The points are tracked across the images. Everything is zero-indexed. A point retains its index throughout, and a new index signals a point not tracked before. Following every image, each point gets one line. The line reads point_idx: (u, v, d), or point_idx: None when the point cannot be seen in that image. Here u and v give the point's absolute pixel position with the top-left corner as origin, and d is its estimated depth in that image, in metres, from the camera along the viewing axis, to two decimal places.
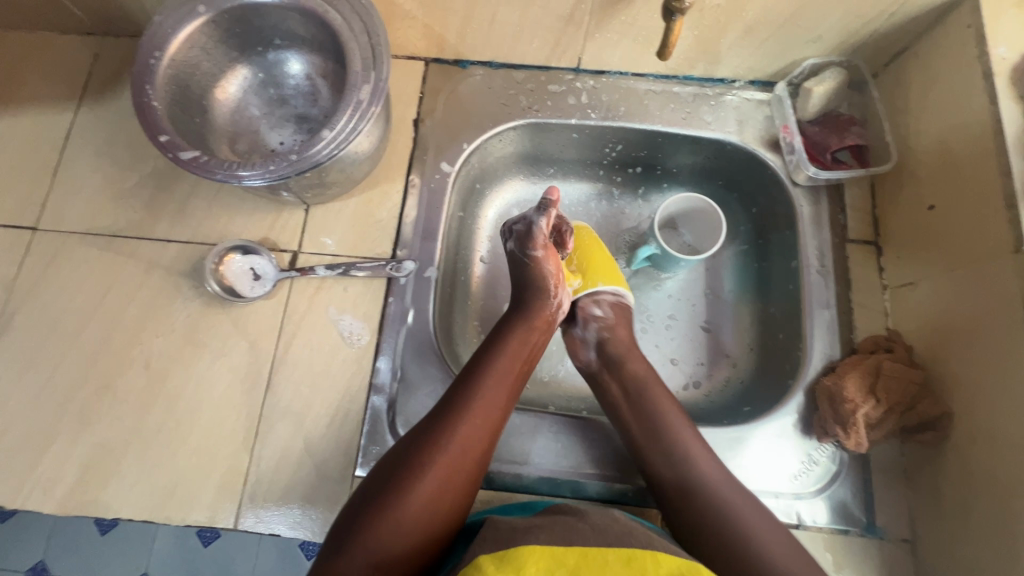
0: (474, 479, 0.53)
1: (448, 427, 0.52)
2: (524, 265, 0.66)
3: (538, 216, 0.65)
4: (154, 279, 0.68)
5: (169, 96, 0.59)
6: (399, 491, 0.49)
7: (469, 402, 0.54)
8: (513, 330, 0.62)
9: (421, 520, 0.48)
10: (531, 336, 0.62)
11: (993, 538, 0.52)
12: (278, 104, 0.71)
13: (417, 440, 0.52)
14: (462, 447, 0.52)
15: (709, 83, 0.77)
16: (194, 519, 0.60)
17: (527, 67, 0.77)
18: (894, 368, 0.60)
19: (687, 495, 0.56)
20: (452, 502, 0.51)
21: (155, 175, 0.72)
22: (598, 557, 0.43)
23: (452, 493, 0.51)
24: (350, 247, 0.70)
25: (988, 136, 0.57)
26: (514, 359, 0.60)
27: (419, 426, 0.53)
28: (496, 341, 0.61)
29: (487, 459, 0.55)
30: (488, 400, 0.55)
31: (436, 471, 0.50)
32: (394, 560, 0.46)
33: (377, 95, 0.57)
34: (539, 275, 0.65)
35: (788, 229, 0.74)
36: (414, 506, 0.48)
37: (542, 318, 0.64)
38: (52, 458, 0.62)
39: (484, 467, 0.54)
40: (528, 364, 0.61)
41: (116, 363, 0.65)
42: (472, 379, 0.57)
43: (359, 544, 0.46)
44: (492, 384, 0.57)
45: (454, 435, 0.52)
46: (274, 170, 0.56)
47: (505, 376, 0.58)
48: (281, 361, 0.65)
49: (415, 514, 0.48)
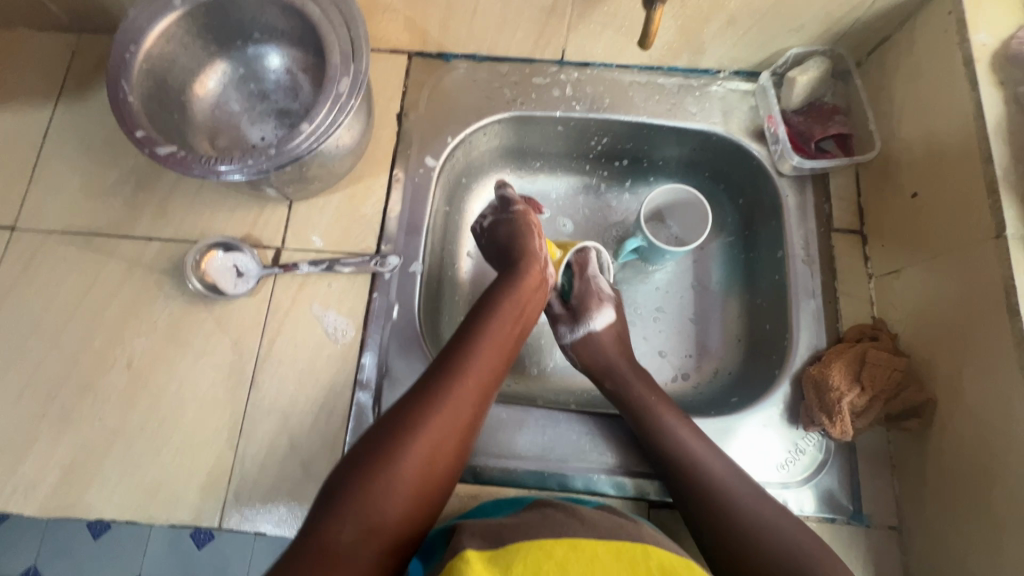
0: (466, 446, 0.52)
1: (441, 389, 0.52)
2: (519, 222, 0.68)
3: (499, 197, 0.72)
4: (135, 277, 0.67)
5: (146, 91, 0.58)
6: (393, 454, 0.47)
7: (464, 365, 0.54)
8: (502, 294, 0.61)
9: (414, 485, 0.47)
10: (520, 299, 0.61)
11: (979, 522, 0.52)
12: (258, 99, 0.70)
13: (412, 403, 0.50)
14: (459, 411, 0.51)
15: (694, 74, 0.76)
16: (178, 518, 0.60)
17: (512, 60, 0.76)
18: (879, 356, 0.60)
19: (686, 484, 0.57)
20: (445, 467, 0.50)
21: (135, 173, 0.71)
22: (589, 550, 0.42)
23: (445, 457, 0.50)
24: (334, 243, 0.69)
25: (969, 122, 0.57)
26: (508, 323, 0.59)
27: (412, 388, 0.52)
28: (488, 304, 0.60)
29: (478, 425, 0.54)
30: (485, 362, 0.55)
31: (431, 435, 0.49)
32: (385, 527, 0.45)
33: (357, 88, 0.57)
34: (522, 232, 0.67)
35: (774, 219, 0.74)
36: (408, 470, 0.47)
37: (531, 278, 0.63)
38: (34, 460, 0.61)
39: (474, 431, 0.53)
40: (520, 327, 0.61)
41: (98, 363, 0.64)
42: (466, 344, 0.56)
43: (349, 508, 0.44)
44: (487, 348, 0.56)
45: (451, 397, 0.51)
46: (253, 165, 0.55)
47: (501, 341, 0.58)
48: (265, 358, 0.65)
49: (409, 479, 0.47)
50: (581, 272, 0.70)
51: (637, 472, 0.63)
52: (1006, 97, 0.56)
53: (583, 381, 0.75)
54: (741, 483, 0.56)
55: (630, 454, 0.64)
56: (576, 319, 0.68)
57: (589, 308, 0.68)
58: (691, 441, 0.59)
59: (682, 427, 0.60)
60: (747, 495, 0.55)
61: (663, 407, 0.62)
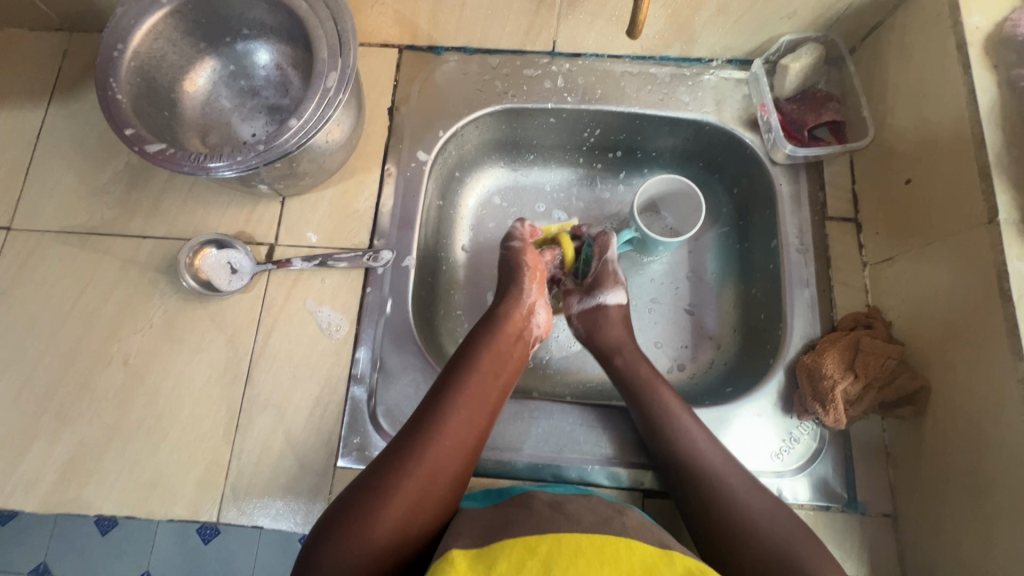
0: (453, 494, 0.53)
1: (420, 443, 0.53)
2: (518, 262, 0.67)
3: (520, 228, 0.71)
4: (130, 275, 0.68)
5: (135, 89, 0.58)
6: (370, 514, 0.48)
7: (442, 420, 0.55)
8: (483, 342, 0.62)
9: (391, 540, 0.48)
10: (501, 348, 0.62)
11: (970, 507, 0.53)
12: (249, 96, 0.70)
13: (390, 465, 0.52)
14: (436, 470, 0.52)
15: (686, 63, 0.76)
16: (176, 513, 0.60)
17: (502, 52, 0.76)
18: (873, 344, 0.60)
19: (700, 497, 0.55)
20: (428, 520, 0.51)
21: (128, 172, 0.71)
22: (573, 543, 0.42)
23: (429, 508, 0.51)
24: (327, 239, 0.69)
25: (962, 106, 0.56)
26: (489, 375, 0.59)
27: (395, 445, 0.54)
28: (469, 356, 0.60)
29: (463, 478, 0.55)
30: (466, 418, 0.56)
31: (408, 492, 0.50)
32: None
33: (344, 82, 0.57)
34: (516, 272, 0.67)
35: (768, 208, 0.73)
36: (385, 527, 0.48)
37: (513, 326, 0.64)
38: (34, 458, 0.62)
39: (461, 481, 0.54)
40: (505, 378, 0.61)
41: (95, 361, 0.65)
42: (446, 395, 0.57)
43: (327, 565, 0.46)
44: (466, 401, 0.57)
45: (428, 454, 0.53)
46: (242, 161, 0.55)
47: (486, 390, 0.59)
48: (260, 354, 0.65)
49: (387, 534, 0.48)
50: (602, 254, 0.70)
51: (631, 463, 0.63)
52: (1000, 80, 0.55)
53: (578, 373, 0.75)
54: (729, 465, 0.57)
55: (625, 446, 0.64)
56: (589, 292, 0.70)
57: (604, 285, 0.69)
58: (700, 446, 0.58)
59: (683, 417, 0.60)
60: (744, 488, 0.55)
61: (662, 393, 0.62)
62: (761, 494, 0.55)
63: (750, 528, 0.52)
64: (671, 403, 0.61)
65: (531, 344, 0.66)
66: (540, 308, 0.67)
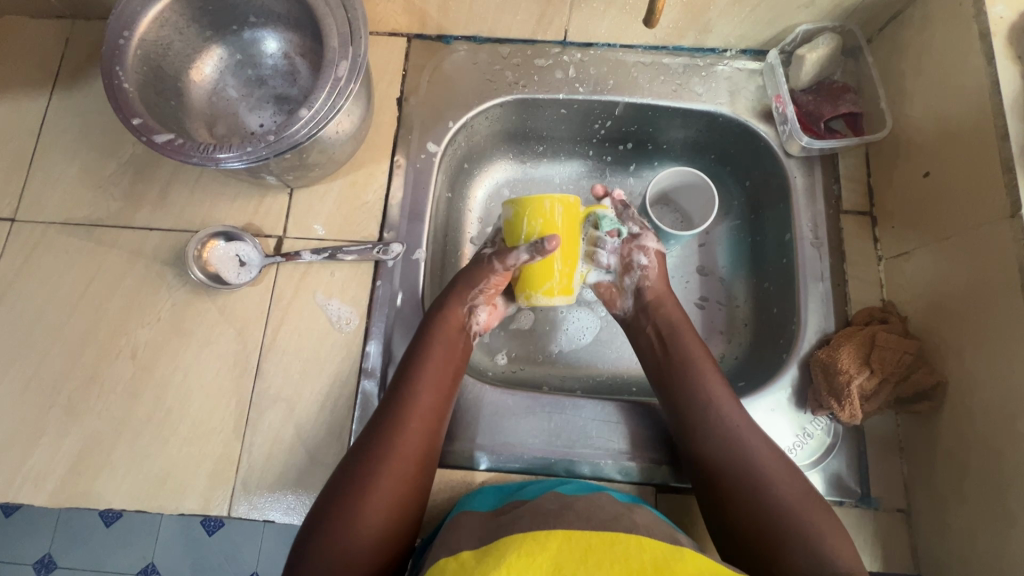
0: (417, 488, 0.53)
1: (377, 446, 0.52)
2: (474, 269, 0.64)
3: (525, 253, 0.57)
4: (137, 268, 0.67)
5: (142, 78, 0.57)
6: (347, 515, 0.48)
7: (397, 420, 0.54)
8: (430, 336, 0.60)
9: (375, 536, 0.48)
10: (449, 340, 0.61)
11: (986, 503, 0.52)
12: (256, 85, 0.69)
13: (351, 469, 0.51)
14: (401, 465, 0.52)
15: (700, 53, 0.75)
16: (187, 507, 0.60)
17: (513, 42, 0.75)
18: (889, 339, 0.60)
19: (715, 455, 0.55)
20: (407, 509, 0.51)
21: (134, 162, 0.70)
22: (582, 541, 0.41)
23: (396, 506, 0.50)
24: (337, 231, 0.68)
25: (985, 97, 0.55)
26: (443, 363, 0.59)
27: (354, 450, 0.53)
28: (422, 347, 0.60)
29: (428, 472, 0.54)
30: (423, 405, 0.56)
31: (382, 487, 0.50)
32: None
33: (355, 72, 0.56)
34: (479, 280, 0.63)
35: (781, 201, 0.72)
36: (366, 524, 0.48)
37: (458, 322, 0.62)
38: (42, 452, 0.61)
39: (425, 476, 0.54)
40: (459, 365, 0.61)
41: (102, 355, 0.64)
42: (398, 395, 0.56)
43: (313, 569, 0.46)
44: (422, 395, 0.56)
45: (394, 448, 0.52)
46: (252, 152, 0.54)
47: (436, 383, 0.58)
48: (270, 347, 0.64)
49: (369, 532, 0.48)
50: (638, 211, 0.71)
51: (644, 458, 0.63)
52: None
53: (589, 366, 0.75)
54: (747, 424, 0.57)
55: (638, 441, 0.64)
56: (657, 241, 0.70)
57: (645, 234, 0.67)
58: (723, 404, 0.58)
59: (710, 373, 0.60)
60: (762, 448, 0.55)
61: (694, 347, 0.62)
62: (773, 455, 0.54)
63: (749, 491, 0.52)
64: (700, 359, 0.61)
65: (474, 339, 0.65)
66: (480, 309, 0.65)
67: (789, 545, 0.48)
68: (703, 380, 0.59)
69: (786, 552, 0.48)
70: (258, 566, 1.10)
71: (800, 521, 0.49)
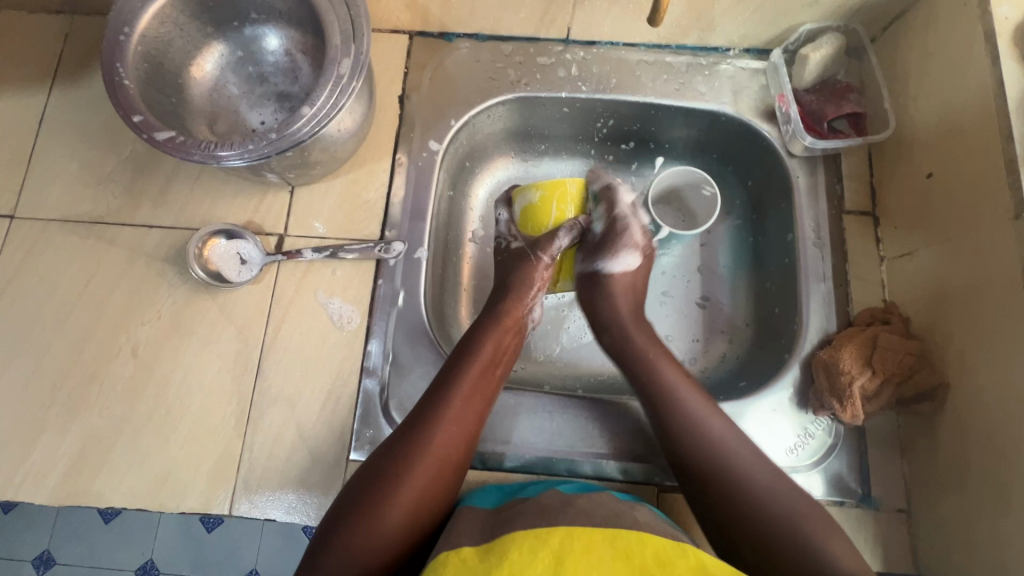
0: (454, 482, 0.53)
1: (420, 434, 0.52)
2: (520, 264, 0.66)
3: (564, 237, 0.65)
4: (137, 266, 0.66)
5: (143, 75, 0.57)
6: (376, 507, 0.48)
7: (440, 411, 0.54)
8: (483, 332, 0.61)
9: (400, 532, 0.48)
10: (501, 337, 0.61)
11: (987, 504, 0.52)
12: (257, 83, 0.68)
13: (390, 454, 0.52)
14: (441, 457, 0.52)
15: (703, 52, 0.74)
16: (188, 506, 0.60)
17: (515, 40, 0.74)
18: (891, 340, 0.60)
19: (680, 442, 0.56)
20: (434, 508, 0.51)
21: (134, 159, 0.70)
22: (584, 537, 0.41)
23: (431, 497, 0.51)
24: (338, 229, 0.68)
25: (989, 98, 0.55)
26: (488, 365, 0.59)
27: (395, 435, 0.53)
28: (469, 347, 0.59)
29: (466, 468, 0.55)
30: (467, 407, 0.55)
31: (414, 484, 0.50)
32: (374, 570, 0.46)
33: (358, 69, 0.55)
34: (528, 275, 0.65)
35: (784, 201, 0.72)
36: (394, 519, 0.48)
37: (511, 319, 0.63)
38: (42, 450, 0.61)
39: (462, 470, 0.54)
40: (503, 369, 0.60)
41: (103, 353, 0.64)
42: (444, 385, 0.56)
43: (335, 558, 0.46)
44: (467, 390, 0.56)
45: (431, 446, 0.52)
46: (253, 149, 0.54)
47: (484, 379, 0.58)
48: (271, 346, 0.64)
49: (395, 526, 0.48)
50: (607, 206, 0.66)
51: (646, 457, 0.63)
52: None
53: (590, 365, 0.75)
54: (706, 408, 0.57)
55: (640, 440, 0.64)
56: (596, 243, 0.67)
57: (609, 251, 0.66)
58: (683, 391, 0.58)
59: (664, 364, 0.61)
60: (725, 430, 0.55)
61: (645, 341, 0.63)
62: (739, 439, 0.55)
63: (732, 496, 0.52)
64: (652, 352, 0.62)
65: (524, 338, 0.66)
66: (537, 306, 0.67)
67: (780, 545, 0.48)
68: (659, 370, 0.60)
69: (776, 547, 0.48)
70: (257, 563, 1.10)
71: (789, 509, 0.50)
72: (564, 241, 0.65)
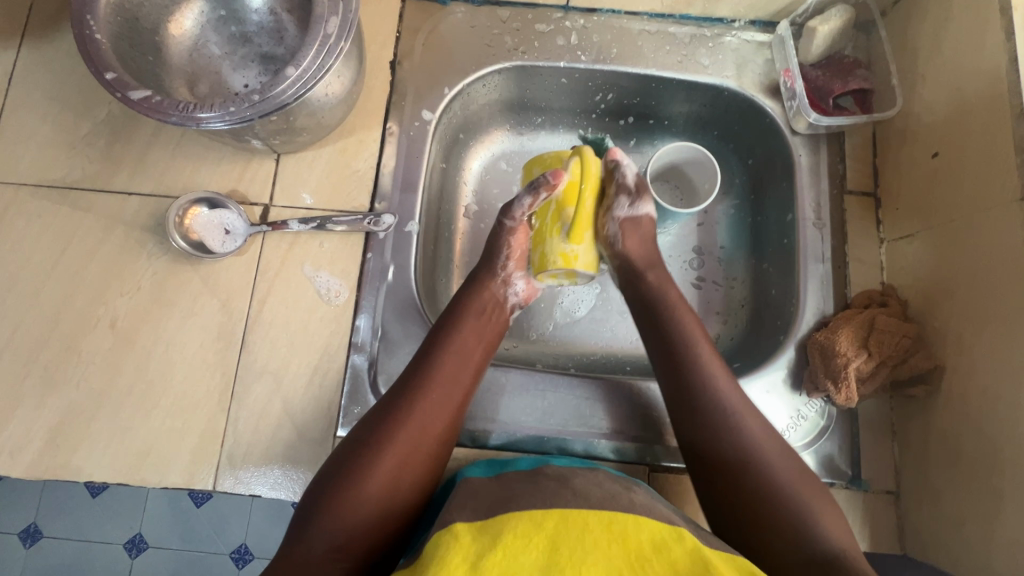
0: (437, 459, 0.52)
1: (403, 408, 0.52)
2: (494, 234, 0.62)
3: (527, 196, 0.57)
4: (116, 234, 0.64)
5: (115, 29, 0.53)
6: (356, 483, 0.47)
7: (423, 386, 0.53)
8: (467, 307, 0.59)
9: (379, 508, 0.47)
10: (484, 313, 0.60)
11: (978, 488, 0.52)
12: (240, 43, 0.65)
13: (371, 428, 0.51)
14: (422, 432, 0.51)
15: (707, 23, 0.72)
16: (171, 481, 0.58)
17: (513, 5, 0.71)
18: (889, 322, 0.59)
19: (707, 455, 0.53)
20: (414, 486, 0.50)
21: (110, 123, 0.66)
22: (580, 521, 0.40)
23: (413, 473, 0.50)
24: (325, 201, 0.66)
25: (999, 75, 0.54)
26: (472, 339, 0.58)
27: (378, 408, 0.53)
28: (451, 321, 0.58)
29: (450, 446, 0.53)
30: (449, 382, 0.54)
31: (392, 460, 0.49)
32: (354, 544, 0.46)
33: (346, 30, 0.53)
34: (499, 246, 0.62)
35: (785, 180, 0.70)
36: (371, 495, 0.47)
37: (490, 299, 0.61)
38: (17, 423, 0.59)
39: (446, 446, 0.53)
40: (488, 345, 0.59)
41: (80, 325, 0.62)
42: (426, 361, 0.55)
43: (313, 537, 0.45)
44: (449, 366, 0.55)
45: (407, 423, 0.51)
46: (234, 112, 0.51)
47: (467, 354, 0.57)
48: (256, 319, 0.62)
49: (373, 502, 0.47)
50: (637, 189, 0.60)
51: (637, 436, 0.62)
52: None
53: (583, 344, 0.73)
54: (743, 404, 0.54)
55: (631, 420, 0.63)
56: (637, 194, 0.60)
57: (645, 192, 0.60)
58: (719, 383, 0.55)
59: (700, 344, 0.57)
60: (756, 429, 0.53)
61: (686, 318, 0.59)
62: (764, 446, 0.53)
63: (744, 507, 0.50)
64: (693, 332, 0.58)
65: (508, 314, 0.63)
66: (517, 278, 0.63)
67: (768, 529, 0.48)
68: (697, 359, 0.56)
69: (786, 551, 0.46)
70: (246, 537, 1.10)
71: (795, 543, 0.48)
72: (541, 200, 0.57)
